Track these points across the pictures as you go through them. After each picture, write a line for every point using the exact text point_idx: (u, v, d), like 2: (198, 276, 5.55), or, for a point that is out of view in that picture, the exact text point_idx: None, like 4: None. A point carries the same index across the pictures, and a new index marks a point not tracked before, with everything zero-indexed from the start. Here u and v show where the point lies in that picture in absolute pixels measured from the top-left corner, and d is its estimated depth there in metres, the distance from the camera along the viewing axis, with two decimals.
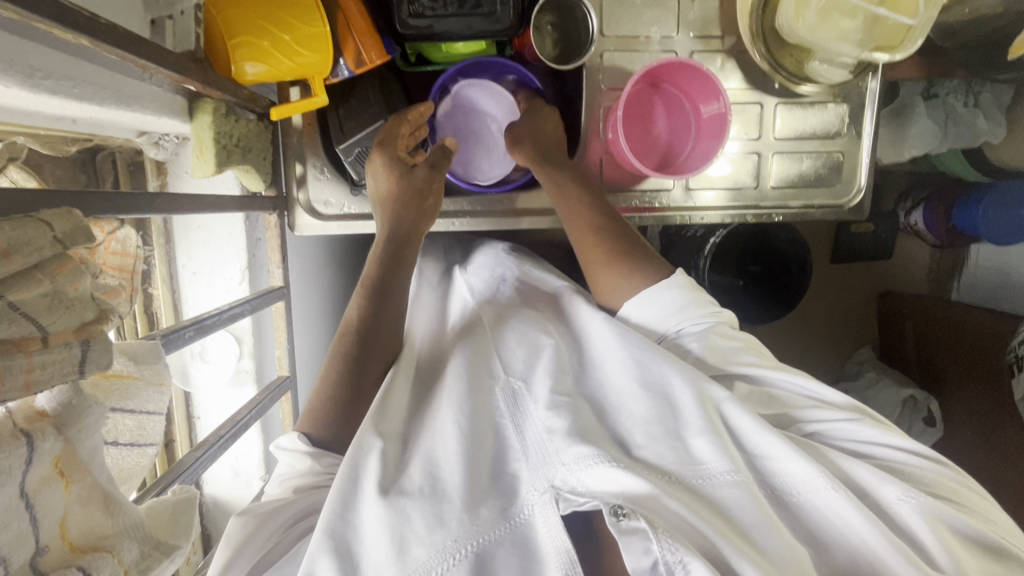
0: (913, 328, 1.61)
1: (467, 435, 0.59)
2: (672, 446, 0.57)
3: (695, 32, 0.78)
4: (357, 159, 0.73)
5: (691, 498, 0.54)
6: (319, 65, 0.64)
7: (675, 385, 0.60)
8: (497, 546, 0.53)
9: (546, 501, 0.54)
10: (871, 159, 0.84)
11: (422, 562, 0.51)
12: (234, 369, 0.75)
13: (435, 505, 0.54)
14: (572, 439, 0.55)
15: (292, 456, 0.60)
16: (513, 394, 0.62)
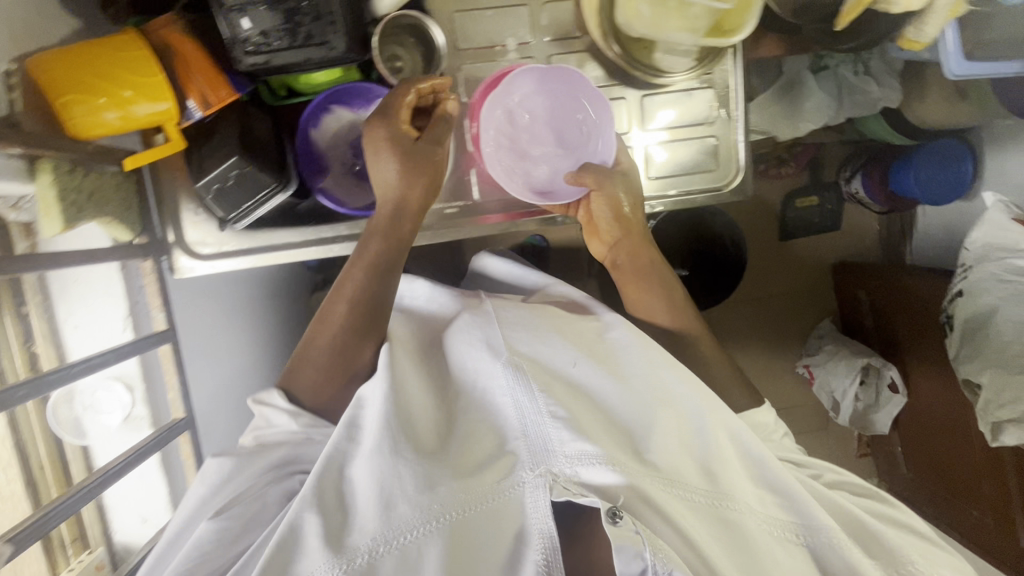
0: (867, 296, 1.60)
1: (470, 415, 0.60)
2: (682, 456, 0.61)
3: (550, 36, 0.79)
4: (216, 196, 0.73)
5: (687, 512, 0.59)
6: (166, 114, 0.66)
7: (691, 405, 0.64)
8: (479, 521, 0.54)
9: (539, 483, 0.54)
10: (746, 141, 0.84)
11: (404, 525, 0.54)
12: (127, 416, 0.76)
13: (426, 467, 0.56)
14: (575, 434, 0.55)
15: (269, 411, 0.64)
16: (517, 371, 0.59)
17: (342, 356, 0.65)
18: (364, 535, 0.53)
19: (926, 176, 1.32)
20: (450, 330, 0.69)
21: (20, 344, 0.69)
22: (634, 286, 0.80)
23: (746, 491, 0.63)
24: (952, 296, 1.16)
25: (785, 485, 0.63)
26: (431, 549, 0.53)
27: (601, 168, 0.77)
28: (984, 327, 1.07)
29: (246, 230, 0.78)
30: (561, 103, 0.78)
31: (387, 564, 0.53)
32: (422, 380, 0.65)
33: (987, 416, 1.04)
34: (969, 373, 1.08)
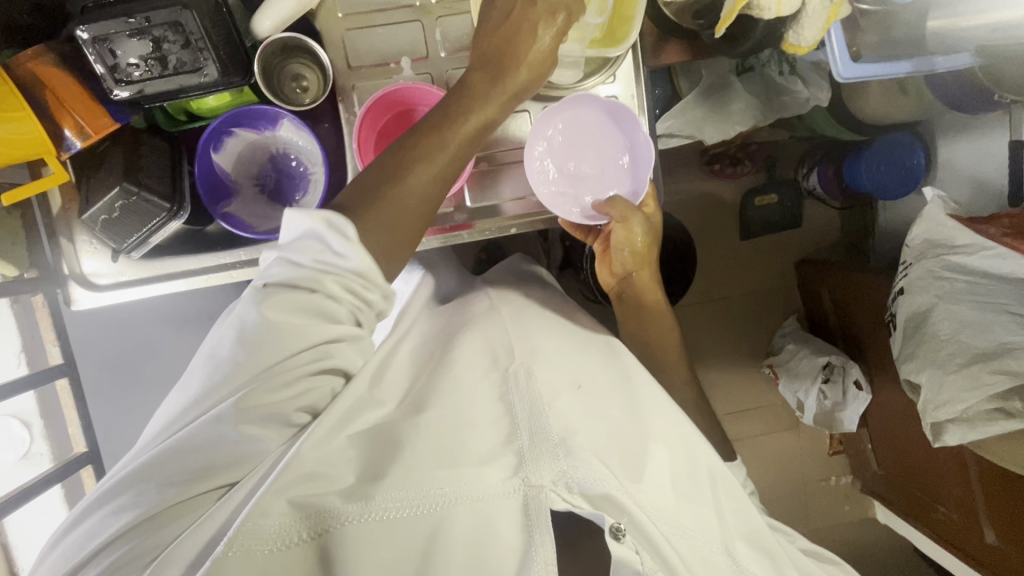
0: (829, 294, 1.59)
1: (483, 414, 0.63)
2: (676, 494, 0.64)
3: (447, 50, 0.78)
4: (105, 227, 0.72)
5: (681, 544, 0.60)
6: (36, 146, 0.65)
7: (682, 444, 0.70)
8: (477, 510, 0.55)
9: (549, 490, 0.56)
10: (656, 149, 0.83)
11: (390, 514, 0.54)
12: (26, 451, 0.78)
13: (425, 460, 0.57)
14: (586, 451, 0.58)
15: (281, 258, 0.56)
16: (533, 377, 0.67)
17: (372, 209, 0.58)
18: (347, 519, 0.53)
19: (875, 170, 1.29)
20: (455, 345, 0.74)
21: None
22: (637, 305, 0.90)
23: (725, 531, 0.67)
24: (895, 294, 1.14)
25: (758, 537, 0.70)
26: (419, 545, 0.53)
27: (628, 208, 0.77)
28: (922, 325, 1.06)
29: (142, 259, 0.77)
30: (590, 132, 0.77)
31: (369, 552, 0.52)
32: (404, 391, 0.68)
33: (926, 417, 1.02)
34: (908, 372, 1.06)
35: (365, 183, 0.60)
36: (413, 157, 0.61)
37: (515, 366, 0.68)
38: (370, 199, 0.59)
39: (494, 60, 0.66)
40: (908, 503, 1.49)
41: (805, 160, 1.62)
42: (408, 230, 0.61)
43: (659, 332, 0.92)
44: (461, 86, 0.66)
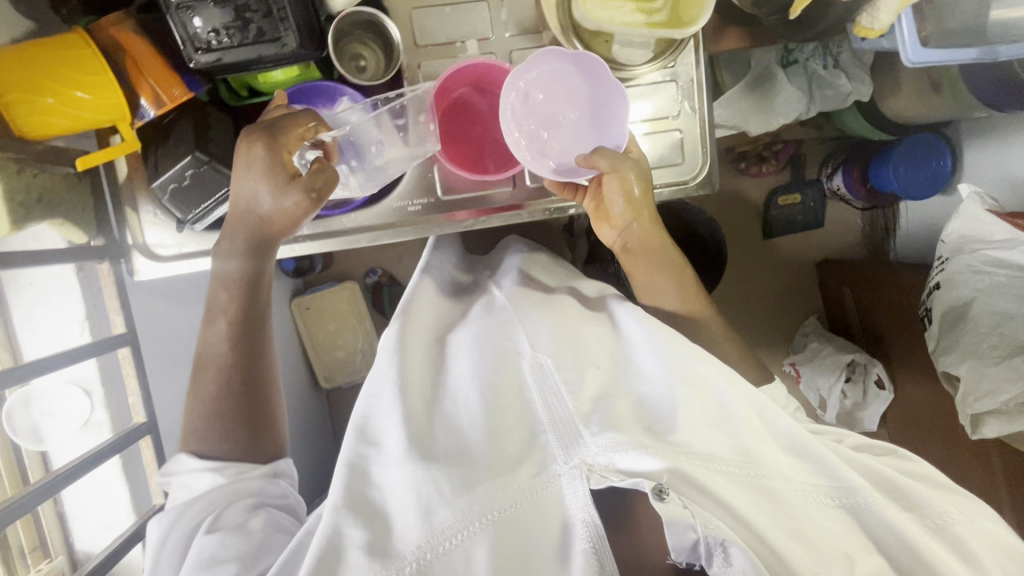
0: (851, 293, 1.58)
1: (488, 412, 0.68)
2: (709, 434, 0.66)
3: (512, 31, 0.79)
4: (173, 196, 0.73)
5: (730, 486, 0.62)
6: (118, 112, 0.65)
7: (712, 380, 0.69)
8: (525, 515, 0.60)
9: (576, 474, 0.61)
10: (711, 134, 0.84)
11: (445, 531, 0.59)
12: (85, 420, 0.75)
13: (461, 472, 0.63)
14: (605, 427, 0.63)
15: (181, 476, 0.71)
16: (540, 369, 0.72)
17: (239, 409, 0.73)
18: (411, 542, 0.59)
19: (904, 174, 1.34)
20: (452, 347, 0.81)
21: None
22: (641, 264, 0.86)
23: (778, 456, 0.67)
24: (931, 288, 1.15)
25: (805, 444, 0.67)
26: (477, 547, 0.58)
27: (612, 156, 0.75)
28: (963, 316, 1.06)
29: (204, 232, 0.76)
30: (561, 78, 0.75)
31: (437, 567, 0.58)
32: (432, 390, 0.75)
33: (966, 408, 1.03)
34: (947, 365, 1.07)
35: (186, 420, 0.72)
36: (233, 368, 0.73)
37: (521, 366, 0.74)
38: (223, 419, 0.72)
39: (265, 242, 0.72)
40: None
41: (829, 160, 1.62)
42: (264, 413, 0.75)
43: (668, 298, 0.87)
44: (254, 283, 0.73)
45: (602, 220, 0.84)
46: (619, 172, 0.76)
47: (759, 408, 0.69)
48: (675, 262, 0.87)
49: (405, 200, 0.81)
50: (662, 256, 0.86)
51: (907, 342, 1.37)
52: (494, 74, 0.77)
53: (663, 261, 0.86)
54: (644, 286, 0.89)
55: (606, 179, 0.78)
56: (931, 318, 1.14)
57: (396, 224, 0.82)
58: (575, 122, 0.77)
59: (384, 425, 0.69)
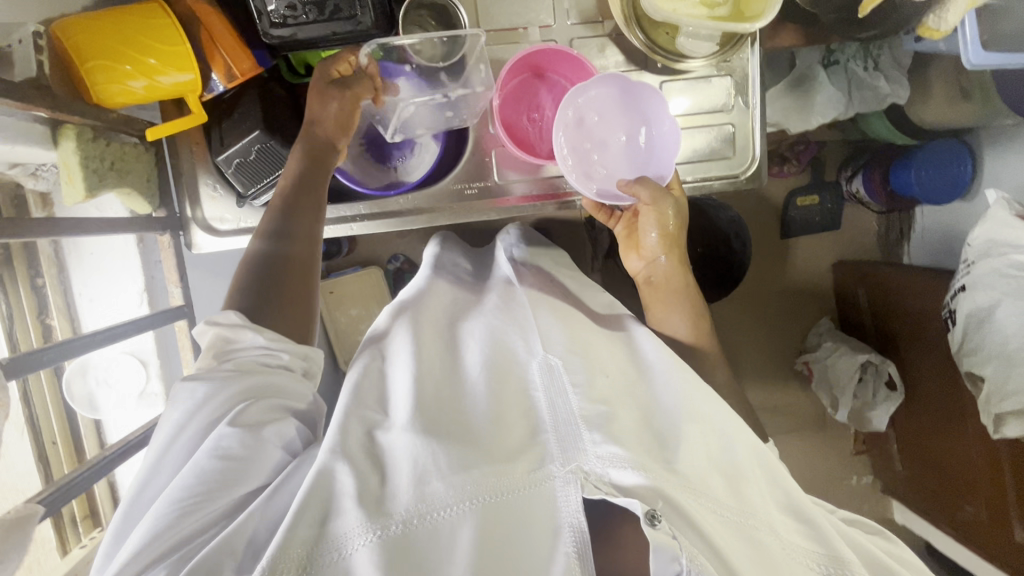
0: (866, 293, 1.48)
1: (494, 407, 0.63)
2: (712, 473, 0.58)
3: (573, 19, 0.80)
4: (237, 170, 0.73)
5: (721, 525, 0.55)
6: (192, 84, 0.66)
7: (720, 419, 0.64)
8: (514, 510, 0.53)
9: (570, 479, 0.54)
10: (763, 129, 0.85)
11: (438, 502, 0.52)
12: (141, 390, 0.84)
13: (462, 452, 0.56)
14: (606, 436, 0.57)
15: (225, 330, 0.59)
16: (550, 371, 0.66)
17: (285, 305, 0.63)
18: (400, 503, 0.52)
19: (926, 175, 1.28)
20: (465, 341, 0.77)
21: (34, 316, 0.84)
22: (656, 292, 0.83)
23: (776, 508, 0.60)
24: (954, 291, 1.11)
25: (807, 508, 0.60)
26: (464, 527, 0.51)
27: (654, 187, 0.76)
28: (987, 321, 1.03)
29: (262, 209, 0.76)
30: (611, 104, 0.77)
31: (420, 536, 0.51)
32: (447, 376, 0.70)
33: (988, 409, 1.03)
34: (970, 365, 1.07)
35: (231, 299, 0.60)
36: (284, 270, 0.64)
37: (533, 361, 0.69)
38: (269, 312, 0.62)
39: (323, 158, 0.70)
40: (930, 506, 1.40)
41: (849, 163, 1.53)
42: (297, 313, 0.64)
43: (676, 326, 0.82)
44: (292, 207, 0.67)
45: (631, 250, 0.85)
46: (659, 203, 0.77)
47: (761, 456, 0.64)
48: (692, 297, 0.83)
49: (463, 182, 0.82)
50: (683, 291, 0.82)
51: (927, 348, 1.29)
52: (548, 66, 0.79)
53: (686, 294, 0.82)
54: (654, 307, 0.84)
55: (645, 208, 0.78)
56: (953, 319, 1.11)
57: (451, 205, 0.82)
58: (623, 147, 0.79)
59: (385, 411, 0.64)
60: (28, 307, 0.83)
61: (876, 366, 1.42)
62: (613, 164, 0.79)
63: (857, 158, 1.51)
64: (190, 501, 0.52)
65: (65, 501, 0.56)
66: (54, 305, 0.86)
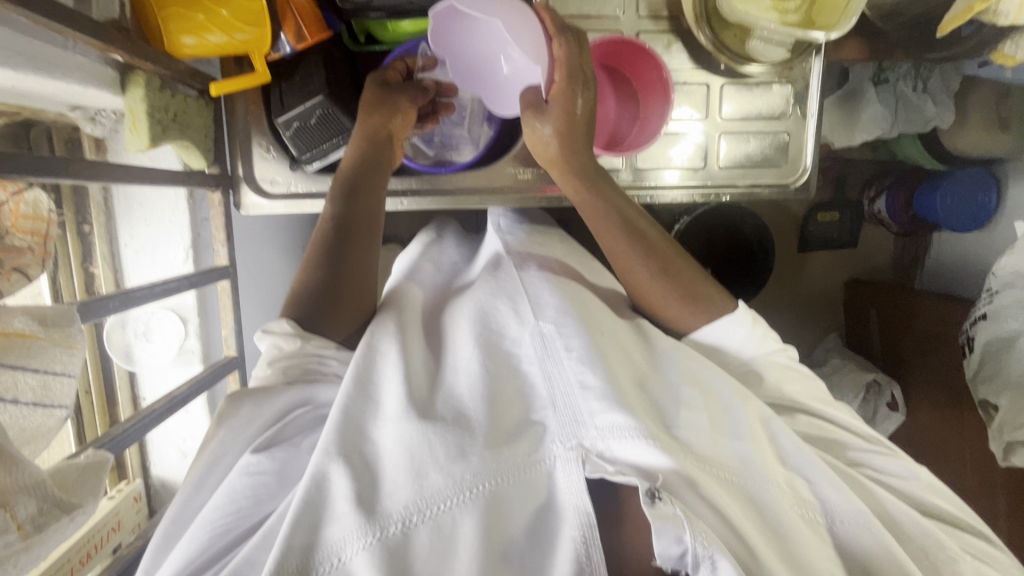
0: (878, 314, 1.43)
1: (493, 379, 0.59)
2: (713, 438, 0.59)
3: (643, 12, 0.80)
4: (295, 134, 0.72)
5: (725, 494, 0.55)
6: (260, 43, 0.64)
7: (723, 391, 0.63)
8: (514, 493, 0.52)
9: (572, 457, 0.53)
10: (816, 140, 0.86)
11: (436, 495, 0.51)
12: (179, 348, 0.90)
13: (458, 437, 0.53)
14: (608, 404, 0.54)
15: (278, 339, 0.58)
16: (541, 339, 0.61)
17: (346, 278, 0.64)
18: (398, 502, 0.50)
19: (955, 203, 1.23)
20: (455, 312, 0.70)
21: (79, 262, 0.84)
22: (608, 240, 0.69)
23: (779, 471, 0.60)
24: (974, 318, 1.08)
25: (812, 464, 0.60)
26: (466, 518, 0.50)
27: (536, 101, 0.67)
28: (1009, 349, 1.00)
29: (317, 174, 0.75)
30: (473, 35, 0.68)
31: (423, 534, 0.50)
32: (428, 366, 0.64)
33: (999, 436, 0.97)
34: (986, 394, 1.01)
35: (305, 272, 0.62)
36: (352, 224, 0.66)
37: (521, 330, 0.63)
38: (335, 292, 0.63)
39: (381, 140, 0.70)
40: None
41: (873, 183, 1.45)
42: (361, 285, 0.65)
43: (662, 291, 0.69)
44: (362, 165, 0.68)
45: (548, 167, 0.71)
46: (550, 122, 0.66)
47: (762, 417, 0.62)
48: (633, 221, 0.69)
49: (517, 166, 0.81)
50: (634, 238, 0.68)
51: (928, 375, 1.27)
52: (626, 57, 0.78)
53: (637, 239, 0.68)
54: (624, 269, 0.70)
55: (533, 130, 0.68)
56: (969, 348, 1.08)
57: (502, 187, 0.82)
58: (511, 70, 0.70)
59: (384, 366, 0.60)
60: (73, 254, 0.84)
61: (879, 387, 1.34)
62: (525, 73, 0.70)
63: (882, 178, 1.44)
64: (227, 520, 0.52)
65: (113, 451, 0.54)
66: (99, 255, 0.86)
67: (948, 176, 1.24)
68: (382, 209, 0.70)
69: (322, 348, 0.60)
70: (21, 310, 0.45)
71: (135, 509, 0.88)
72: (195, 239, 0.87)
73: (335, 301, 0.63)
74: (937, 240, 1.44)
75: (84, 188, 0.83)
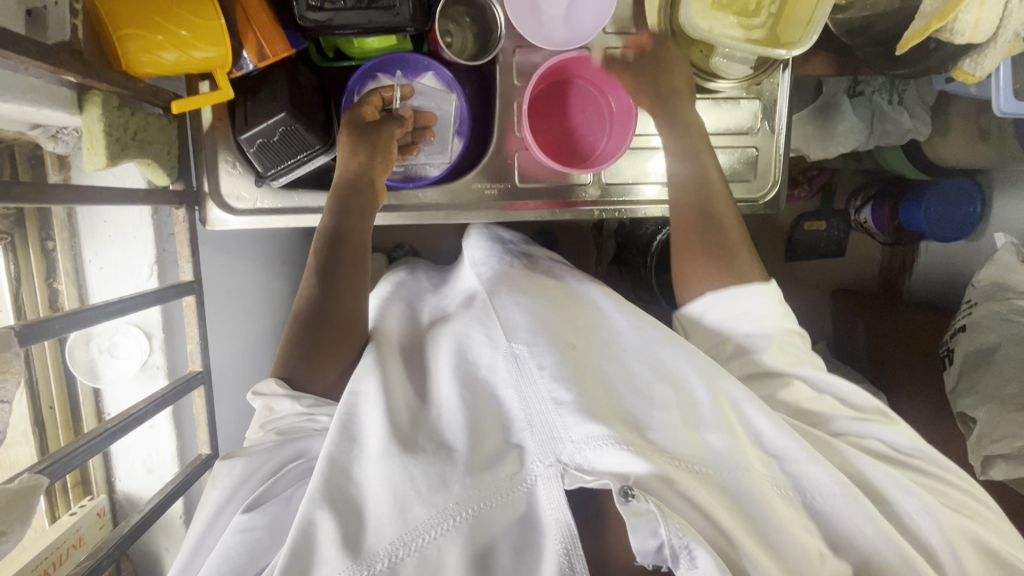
0: (865, 325, 1.42)
1: (469, 406, 0.60)
2: (687, 434, 0.58)
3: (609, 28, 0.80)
4: (259, 150, 0.72)
5: (704, 490, 0.55)
6: (223, 60, 0.64)
7: (692, 379, 0.62)
8: (497, 514, 0.53)
9: (550, 473, 0.52)
10: (786, 153, 0.86)
11: (419, 526, 0.52)
12: (143, 363, 0.88)
13: (438, 467, 0.55)
14: (581, 417, 0.54)
15: (268, 400, 0.61)
16: (515, 359, 0.61)
17: (330, 313, 0.66)
18: (382, 539, 0.51)
19: (937, 213, 1.22)
20: (437, 337, 0.71)
21: (42, 279, 0.86)
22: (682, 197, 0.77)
23: (757, 457, 0.59)
24: (954, 331, 1.07)
25: (788, 444, 0.59)
26: (450, 544, 0.51)
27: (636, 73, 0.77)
28: (986, 363, 0.99)
29: (284, 190, 0.76)
30: None
31: (409, 565, 0.51)
32: (408, 394, 0.65)
33: (977, 448, 0.95)
34: (965, 407, 0.99)
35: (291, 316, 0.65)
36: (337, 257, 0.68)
37: (494, 355, 0.63)
38: (318, 329, 0.65)
39: (364, 180, 0.72)
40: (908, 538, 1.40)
41: (860, 193, 1.46)
42: (346, 322, 0.66)
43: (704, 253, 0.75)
44: (347, 200, 0.71)
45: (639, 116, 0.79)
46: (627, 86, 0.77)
47: (733, 402, 0.62)
48: (710, 184, 0.76)
49: (484, 181, 0.81)
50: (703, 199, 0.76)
51: (912, 385, 1.26)
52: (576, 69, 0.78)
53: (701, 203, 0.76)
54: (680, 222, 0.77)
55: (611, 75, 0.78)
56: (950, 359, 1.06)
57: (470, 202, 0.82)
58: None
59: (362, 404, 0.60)
60: (36, 271, 0.85)
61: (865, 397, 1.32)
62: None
63: (867, 189, 1.44)
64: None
65: (59, 473, 0.55)
66: (63, 271, 0.87)
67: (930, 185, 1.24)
68: (368, 233, 0.71)
69: (310, 407, 0.61)
70: None
71: (99, 525, 0.88)
72: (160, 254, 0.86)
73: (320, 345, 0.65)
74: (923, 250, 1.44)
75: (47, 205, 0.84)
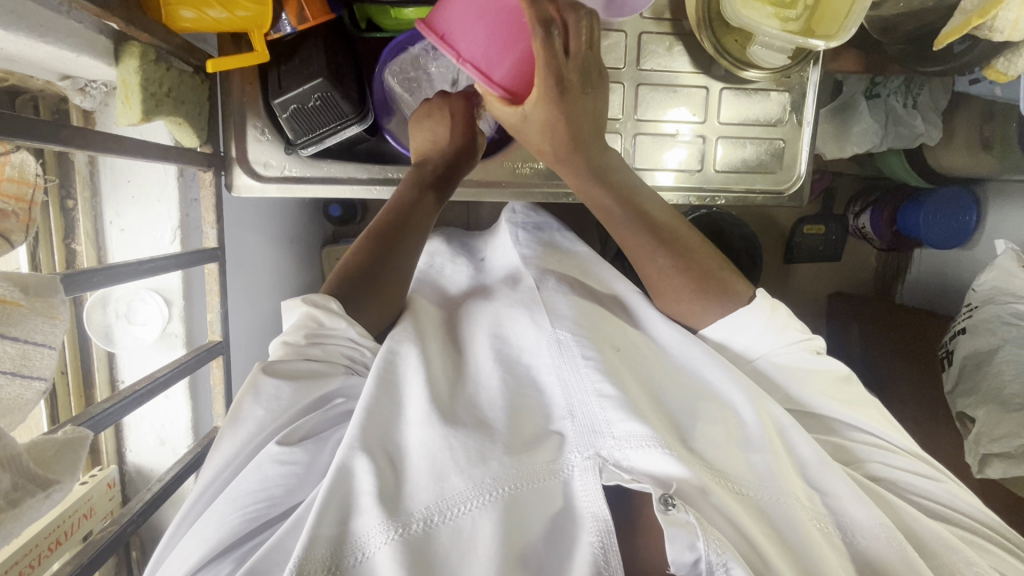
0: (860, 329, 1.44)
1: (515, 399, 0.59)
2: (729, 451, 0.58)
3: (646, 13, 0.80)
4: (292, 116, 0.71)
5: (739, 508, 0.54)
6: (259, 20, 0.62)
7: (737, 398, 0.61)
8: (533, 500, 0.52)
9: (588, 466, 0.53)
10: (810, 148, 0.87)
11: (457, 497, 0.50)
12: (161, 331, 0.87)
13: (480, 443, 0.53)
14: (625, 413, 0.54)
15: (317, 312, 0.58)
16: (559, 347, 0.60)
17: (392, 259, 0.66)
18: (420, 502, 0.50)
19: (933, 220, 1.25)
20: (474, 322, 0.69)
21: (61, 238, 0.83)
22: (619, 231, 0.68)
23: (801, 484, 0.58)
24: (954, 332, 1.09)
25: (826, 470, 0.58)
26: (484, 517, 0.49)
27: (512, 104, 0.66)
28: (985, 363, 1.00)
29: (313, 161, 0.76)
30: None
31: (440, 535, 0.49)
32: (448, 373, 0.62)
33: (975, 447, 0.95)
34: (964, 406, 1.00)
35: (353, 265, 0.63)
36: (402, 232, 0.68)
37: (539, 339, 0.62)
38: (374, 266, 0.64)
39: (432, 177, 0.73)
40: None
41: (859, 199, 1.48)
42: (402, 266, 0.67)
43: (676, 284, 0.66)
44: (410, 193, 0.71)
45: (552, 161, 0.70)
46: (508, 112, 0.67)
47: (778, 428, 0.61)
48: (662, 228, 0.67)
49: (518, 161, 0.82)
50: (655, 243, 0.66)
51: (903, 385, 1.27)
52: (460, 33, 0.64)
53: (658, 237, 0.66)
54: (632, 250, 0.67)
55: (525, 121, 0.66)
56: (949, 360, 1.08)
57: (497, 181, 0.82)
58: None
59: (406, 369, 0.59)
60: (55, 230, 0.82)
61: None
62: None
63: (867, 195, 1.46)
64: (259, 508, 0.51)
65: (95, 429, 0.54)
66: (83, 232, 0.85)
67: (931, 194, 1.25)
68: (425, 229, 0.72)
69: (361, 338, 0.60)
70: (3, 275, 0.44)
71: (109, 497, 0.86)
72: (184, 220, 0.85)
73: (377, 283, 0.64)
74: (917, 256, 1.46)
75: (71, 161, 0.82)
